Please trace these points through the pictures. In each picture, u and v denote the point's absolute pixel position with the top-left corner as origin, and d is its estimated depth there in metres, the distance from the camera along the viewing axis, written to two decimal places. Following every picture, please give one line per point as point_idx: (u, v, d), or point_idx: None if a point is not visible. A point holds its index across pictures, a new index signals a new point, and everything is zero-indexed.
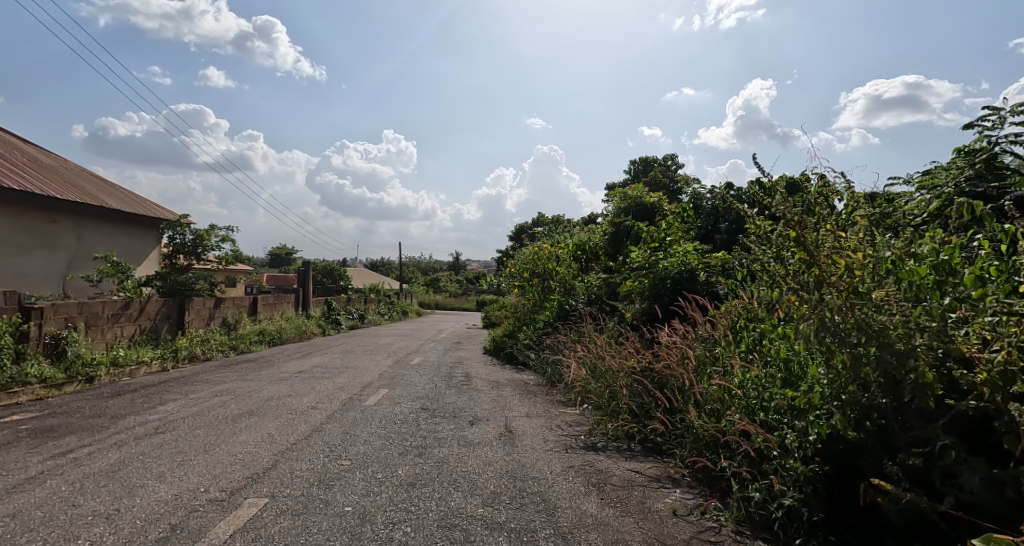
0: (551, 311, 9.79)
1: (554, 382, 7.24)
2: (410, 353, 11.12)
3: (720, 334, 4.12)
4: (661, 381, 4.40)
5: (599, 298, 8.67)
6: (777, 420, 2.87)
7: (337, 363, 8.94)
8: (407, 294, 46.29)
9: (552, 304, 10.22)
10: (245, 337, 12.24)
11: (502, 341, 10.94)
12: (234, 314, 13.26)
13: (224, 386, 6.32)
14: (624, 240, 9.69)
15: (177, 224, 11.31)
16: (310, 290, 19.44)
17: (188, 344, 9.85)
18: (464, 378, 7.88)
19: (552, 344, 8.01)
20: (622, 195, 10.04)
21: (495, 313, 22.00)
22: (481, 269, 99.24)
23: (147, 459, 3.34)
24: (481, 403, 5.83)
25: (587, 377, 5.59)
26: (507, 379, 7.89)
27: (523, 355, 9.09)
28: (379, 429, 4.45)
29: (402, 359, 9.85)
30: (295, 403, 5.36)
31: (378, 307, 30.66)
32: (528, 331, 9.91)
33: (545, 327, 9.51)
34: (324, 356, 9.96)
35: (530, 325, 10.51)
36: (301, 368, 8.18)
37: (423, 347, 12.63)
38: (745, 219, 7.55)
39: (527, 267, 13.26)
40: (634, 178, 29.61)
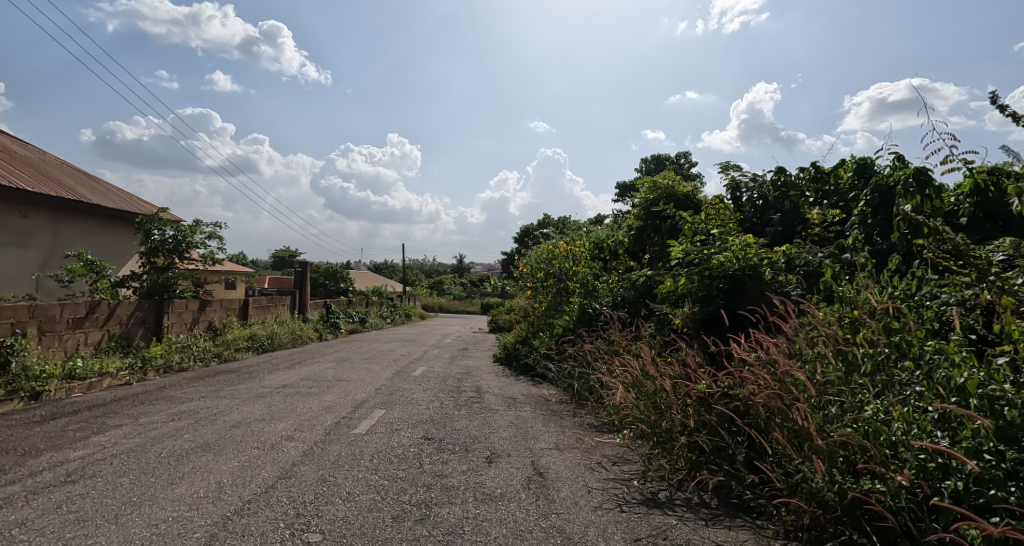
0: (571, 316, 8.76)
1: (580, 400, 6.16)
2: (412, 361, 10.06)
3: (832, 351, 3.04)
4: (744, 411, 3.31)
5: (628, 301, 7.61)
6: (997, 498, 1.78)
7: (330, 373, 7.91)
8: (410, 296, 45.26)
9: (571, 308, 9.19)
10: (232, 343, 11.21)
11: (515, 349, 9.91)
12: (222, 318, 12.24)
13: (187, 405, 5.25)
14: (654, 236, 8.64)
15: (154, 217, 10.18)
16: (307, 292, 18.44)
17: (164, 352, 8.82)
18: (474, 393, 6.82)
19: (576, 354, 6.94)
20: (650, 184, 8.95)
21: (502, 318, 20.88)
22: (485, 272, 98.29)
23: (19, 538, 2.26)
24: (496, 429, 4.78)
25: (630, 398, 4.52)
26: (524, 394, 6.83)
27: (541, 365, 8.01)
28: (369, 472, 3.38)
29: (403, 369, 8.79)
30: (268, 430, 4.30)
31: (380, 310, 29.62)
32: (545, 338, 8.84)
33: (565, 334, 8.44)
34: (316, 366, 8.91)
35: (546, 330, 9.49)
36: (287, 380, 7.13)
37: (427, 355, 11.57)
38: (804, 210, 6.49)
39: (540, 267, 12.19)
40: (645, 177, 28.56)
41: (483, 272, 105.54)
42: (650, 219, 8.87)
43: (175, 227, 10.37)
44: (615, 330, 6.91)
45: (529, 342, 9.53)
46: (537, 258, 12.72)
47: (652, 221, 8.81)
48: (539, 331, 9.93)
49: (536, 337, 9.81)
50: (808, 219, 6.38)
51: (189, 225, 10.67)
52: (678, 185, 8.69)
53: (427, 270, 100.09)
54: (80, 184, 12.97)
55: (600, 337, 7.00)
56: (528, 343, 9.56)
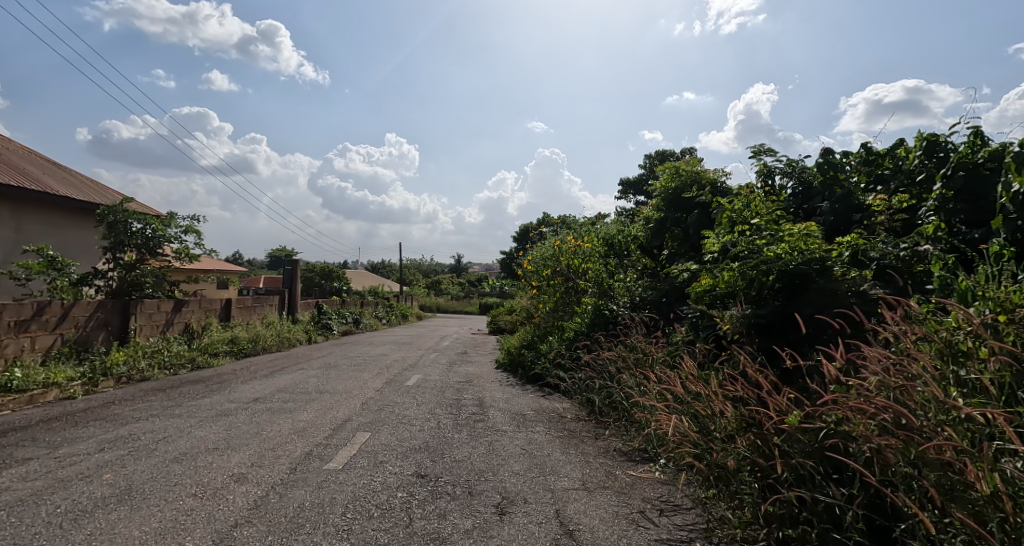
0: (585, 319, 7.87)
1: (602, 418, 5.27)
2: (406, 368, 9.13)
3: (994, 377, 2.14)
4: (856, 457, 2.40)
5: (656, 303, 6.78)
6: None
7: (314, 384, 6.98)
8: (407, 296, 44.23)
9: (583, 309, 8.32)
10: (210, 347, 10.26)
11: (523, 354, 9.03)
12: (201, 319, 11.31)
13: (128, 428, 4.31)
14: (677, 229, 7.80)
15: (117, 207, 9.19)
16: (297, 292, 17.52)
17: (128, 359, 7.88)
18: (476, 409, 5.89)
19: (594, 362, 6.05)
20: (671, 171, 8.07)
21: (502, 319, 19.97)
22: (483, 272, 97.36)
23: None
24: (507, 462, 3.86)
25: (675, 425, 3.62)
26: (534, 410, 5.93)
27: (552, 374, 7.13)
28: (339, 538, 2.45)
29: (396, 377, 7.87)
30: (217, 466, 3.36)
31: (375, 310, 28.61)
32: (555, 343, 7.96)
33: (577, 339, 7.55)
34: (298, 374, 7.97)
35: (557, 334, 8.63)
36: (261, 393, 6.18)
37: (424, 359, 10.66)
38: (859, 197, 5.61)
39: (546, 264, 11.27)
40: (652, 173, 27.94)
41: (481, 272, 104.52)
42: (672, 211, 8.00)
43: (141, 217, 9.38)
44: (639, 335, 6.02)
45: (537, 347, 8.69)
46: (543, 254, 11.82)
47: (675, 213, 7.93)
48: (549, 335, 9.06)
49: (545, 342, 8.93)
50: (865, 206, 5.49)
51: (162, 218, 9.74)
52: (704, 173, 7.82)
53: (425, 270, 99.01)
54: (46, 173, 11.98)
55: (622, 342, 6.12)
56: (536, 347, 8.70)
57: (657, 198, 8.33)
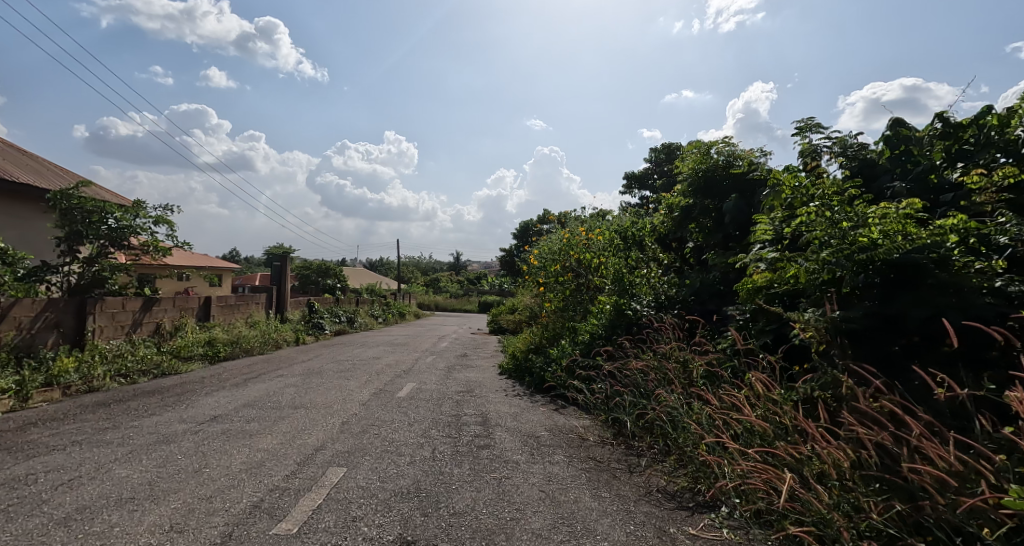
0: (604, 321, 6.92)
1: (636, 444, 4.34)
2: (399, 374, 8.13)
3: None
4: None
5: (695, 308, 5.93)
6: None
7: (290, 396, 5.99)
8: (405, 294, 43.19)
9: (601, 309, 7.38)
10: (182, 350, 9.27)
11: (531, 360, 8.07)
12: (175, 319, 10.31)
13: (28, 465, 3.31)
14: (708, 218, 6.87)
15: (71, 192, 8.13)
16: (286, 289, 16.56)
17: (79, 365, 6.89)
18: (479, 429, 4.91)
19: (621, 373, 5.12)
20: (700, 153, 7.13)
21: (503, 318, 18.96)
22: (482, 270, 96.56)
23: None
24: (525, 516, 2.88)
25: (757, 471, 2.66)
26: (549, 431, 4.96)
27: (567, 385, 6.19)
28: None
29: (387, 387, 6.89)
30: (117, 535, 2.37)
31: (372, 308, 27.66)
32: (569, 348, 7.03)
33: (595, 343, 6.61)
34: (275, 382, 6.99)
35: (570, 337, 7.67)
36: (223, 409, 5.18)
37: (419, 364, 9.70)
38: (942, 176, 4.64)
39: (553, 259, 10.30)
40: (658, 167, 27.15)
41: (481, 270, 103.51)
42: (702, 198, 7.04)
43: (96, 203, 8.31)
44: (675, 342, 5.07)
45: (548, 351, 7.74)
46: (551, 248, 10.83)
47: (706, 200, 6.97)
48: (560, 338, 8.11)
49: (557, 346, 7.98)
50: (953, 186, 4.52)
51: (129, 208, 8.78)
52: (740, 154, 6.86)
53: (423, 267, 97.94)
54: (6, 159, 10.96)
55: (653, 350, 5.18)
56: (548, 351, 7.75)
57: (683, 185, 7.38)
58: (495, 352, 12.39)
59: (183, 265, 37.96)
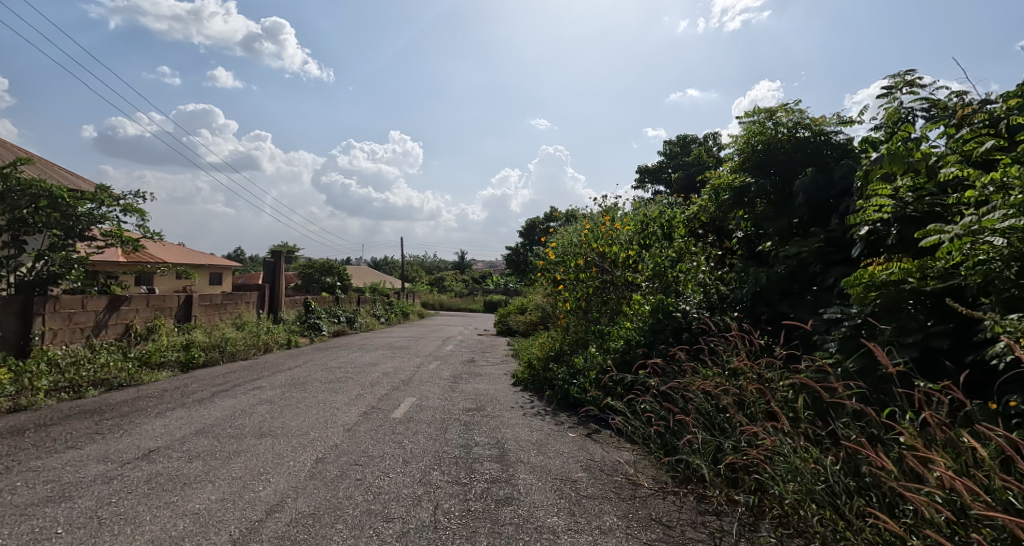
0: (644, 326, 5.74)
1: (719, 503, 3.17)
2: (396, 386, 6.95)
3: None
4: None
5: (772, 317, 4.79)
6: None
7: (259, 418, 4.83)
8: (408, 293, 42.08)
9: (638, 311, 6.19)
10: (152, 356, 8.15)
11: (554, 373, 6.89)
12: (147, 320, 9.21)
13: None
14: (770, 202, 5.68)
15: (9, 172, 6.98)
16: (280, 288, 15.46)
17: (13, 376, 5.76)
18: (496, 469, 3.74)
19: (685, 399, 3.94)
20: (757, 123, 5.91)
21: (512, 319, 17.72)
22: (487, 269, 95.55)
23: None
24: None
25: None
26: (588, 473, 3.78)
27: (607, 406, 5.03)
28: None
29: (381, 405, 5.72)
30: None
31: (374, 308, 26.62)
32: (603, 359, 5.87)
33: (636, 354, 5.44)
34: (247, 398, 5.83)
35: (602, 345, 6.48)
36: (167, 438, 4.04)
37: (422, 372, 8.54)
38: None
39: (574, 253, 9.12)
40: (672, 160, 25.95)
41: (486, 269, 102.37)
42: (760, 176, 5.84)
43: (41, 186, 7.17)
44: (755, 360, 3.89)
45: (574, 362, 6.56)
46: (570, 241, 9.61)
47: (768, 178, 5.76)
48: (587, 346, 6.92)
49: (585, 355, 6.81)
50: None
51: (98, 194, 7.95)
52: (809, 122, 5.64)
53: (428, 266, 97.00)
54: None
55: (725, 370, 4.00)
56: (574, 362, 6.57)
57: (735, 162, 6.17)
58: (505, 358, 11.20)
59: (180, 263, 36.96)
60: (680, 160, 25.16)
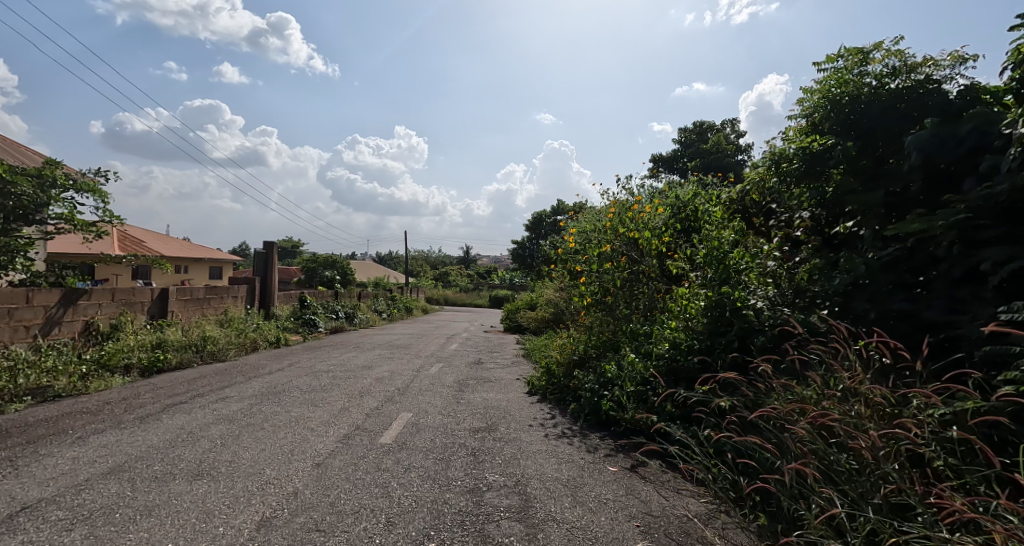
0: (699, 327, 4.58)
1: None
2: (390, 397, 5.83)
3: None
4: None
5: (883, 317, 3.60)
6: None
7: (206, 446, 3.71)
8: (413, 288, 40.98)
9: (687, 308, 5.02)
10: (111, 357, 7.07)
11: (579, 382, 5.73)
12: (111, 315, 8.14)
13: None
14: (861, 172, 4.45)
15: None
16: (271, 282, 14.39)
17: None
18: (519, 536, 2.58)
19: (790, 435, 2.77)
20: (842, 74, 4.70)
21: (521, 316, 16.55)
22: (492, 264, 94.50)
23: None
24: None
25: None
26: (651, 541, 2.60)
27: (664, 431, 3.90)
28: None
29: (367, 424, 4.60)
30: None
31: (376, 304, 25.59)
32: (651, 369, 4.74)
33: (695, 364, 4.29)
34: (202, 415, 4.71)
35: (642, 351, 5.32)
36: (61, 482, 2.93)
37: (423, 377, 7.42)
38: None
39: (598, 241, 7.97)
40: (687, 149, 24.69)
41: (492, 264, 101.19)
42: (846, 139, 4.61)
43: None
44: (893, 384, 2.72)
45: (607, 371, 5.40)
46: (591, 227, 8.43)
47: (853, 138, 4.55)
48: (621, 351, 5.76)
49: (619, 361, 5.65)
50: None
51: (49, 171, 6.94)
52: (913, 68, 4.39)
53: (433, 261, 96.02)
54: None
55: (846, 394, 2.83)
56: (607, 370, 5.42)
57: (811, 124, 4.96)
58: (516, 360, 10.04)
59: (179, 257, 36.07)
60: (696, 150, 23.88)
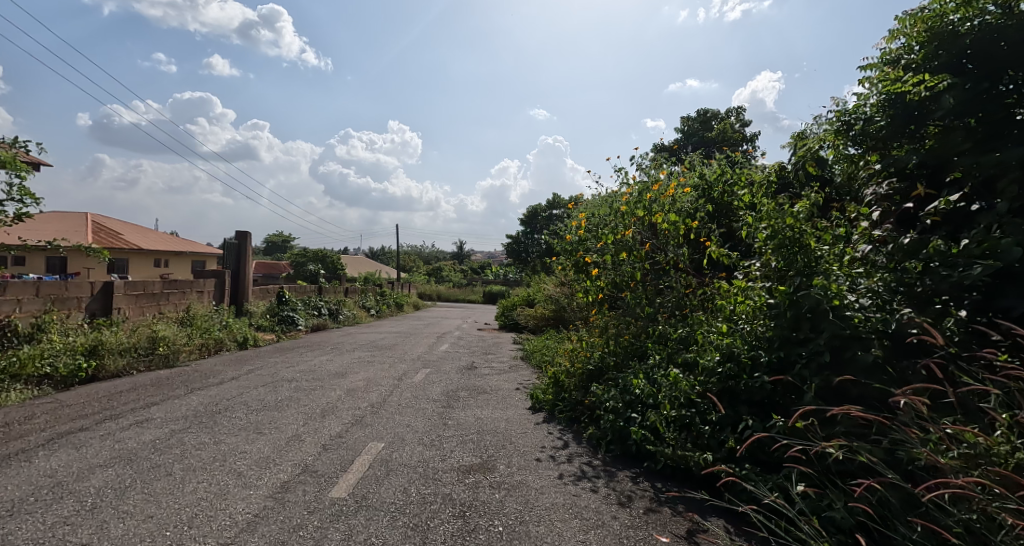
0: (763, 334, 3.44)
1: None
2: (359, 418, 4.62)
3: None
4: None
5: None
6: None
7: (65, 513, 2.49)
8: (404, 283, 39.65)
9: (740, 308, 3.87)
10: (23, 364, 5.79)
11: (598, 400, 4.58)
12: (34, 313, 6.86)
13: None
14: (990, 128, 3.26)
15: None
16: (242, 276, 13.07)
17: None
18: None
19: (1005, 531, 1.60)
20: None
21: (517, 313, 15.38)
22: (485, 259, 93.28)
23: None
24: None
25: None
26: None
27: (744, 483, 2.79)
28: None
29: (318, 463, 3.39)
30: None
31: (365, 299, 24.33)
32: (705, 391, 3.57)
33: (767, 385, 3.13)
34: (95, 451, 3.47)
35: (682, 362, 4.17)
36: None
37: (405, 388, 6.22)
38: None
39: (612, 226, 6.78)
40: (689, 137, 23.60)
41: (486, 259, 99.93)
42: (965, 80, 3.38)
43: None
44: None
45: (634, 388, 4.25)
46: (603, 211, 7.22)
47: (972, 80, 3.36)
48: (650, 360, 4.62)
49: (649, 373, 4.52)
50: None
51: None
52: None
53: (426, 257, 94.50)
54: None
55: None
56: (634, 386, 4.27)
57: (911, 65, 3.74)
58: (514, 363, 8.87)
59: (158, 251, 34.43)
60: (699, 137, 22.78)
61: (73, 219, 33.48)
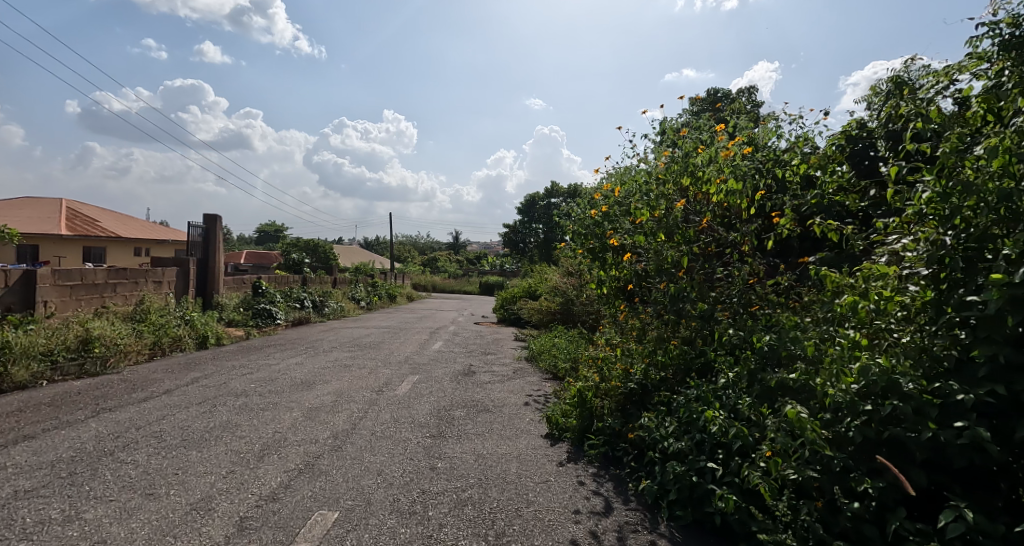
0: (951, 353, 2.06)
1: None
2: (311, 461, 3.29)
3: None
4: None
5: None
6: None
7: None
8: (397, 274, 38.18)
9: (882, 306, 2.53)
10: None
11: (650, 436, 3.25)
12: None
13: None
14: None
15: None
16: (207, 266, 11.61)
17: None
18: None
19: None
20: None
21: (518, 306, 14.06)
22: (481, 249, 91.87)
23: None
24: None
25: None
26: None
27: None
28: None
29: None
30: None
31: (355, 290, 22.99)
32: (843, 440, 2.23)
33: (977, 441, 1.78)
34: None
35: (779, 386, 2.83)
36: None
37: (385, 405, 4.89)
38: None
39: (645, 197, 5.38)
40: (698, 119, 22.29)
41: (481, 249, 98.50)
42: None
43: None
44: None
45: (708, 421, 2.92)
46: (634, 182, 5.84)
47: None
48: (721, 379, 3.27)
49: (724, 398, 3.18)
50: None
51: None
52: None
53: (421, 247, 92.75)
54: None
55: None
56: (709, 419, 2.93)
57: None
58: (519, 367, 7.55)
59: (138, 239, 32.73)
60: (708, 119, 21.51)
61: (46, 205, 31.61)
